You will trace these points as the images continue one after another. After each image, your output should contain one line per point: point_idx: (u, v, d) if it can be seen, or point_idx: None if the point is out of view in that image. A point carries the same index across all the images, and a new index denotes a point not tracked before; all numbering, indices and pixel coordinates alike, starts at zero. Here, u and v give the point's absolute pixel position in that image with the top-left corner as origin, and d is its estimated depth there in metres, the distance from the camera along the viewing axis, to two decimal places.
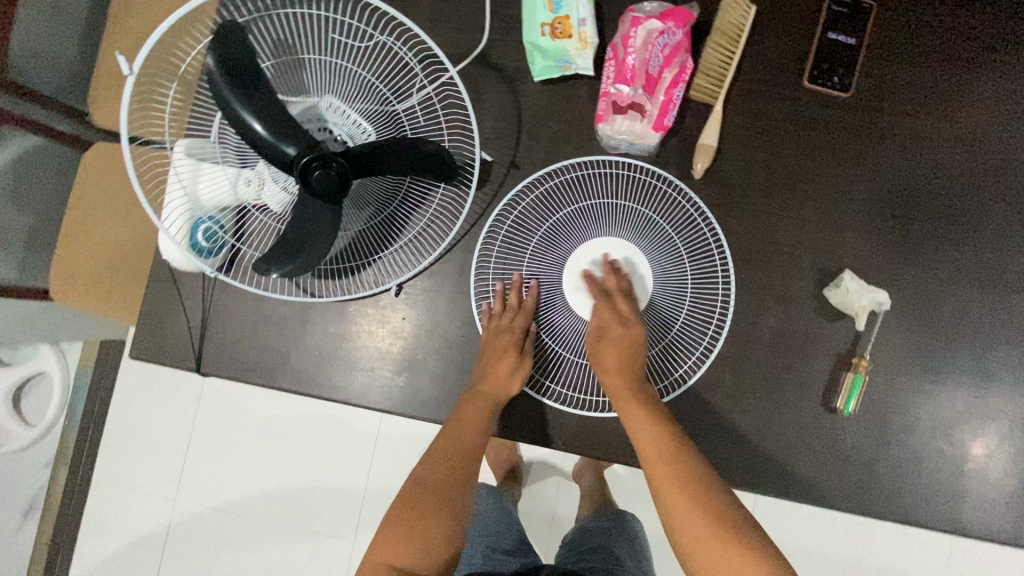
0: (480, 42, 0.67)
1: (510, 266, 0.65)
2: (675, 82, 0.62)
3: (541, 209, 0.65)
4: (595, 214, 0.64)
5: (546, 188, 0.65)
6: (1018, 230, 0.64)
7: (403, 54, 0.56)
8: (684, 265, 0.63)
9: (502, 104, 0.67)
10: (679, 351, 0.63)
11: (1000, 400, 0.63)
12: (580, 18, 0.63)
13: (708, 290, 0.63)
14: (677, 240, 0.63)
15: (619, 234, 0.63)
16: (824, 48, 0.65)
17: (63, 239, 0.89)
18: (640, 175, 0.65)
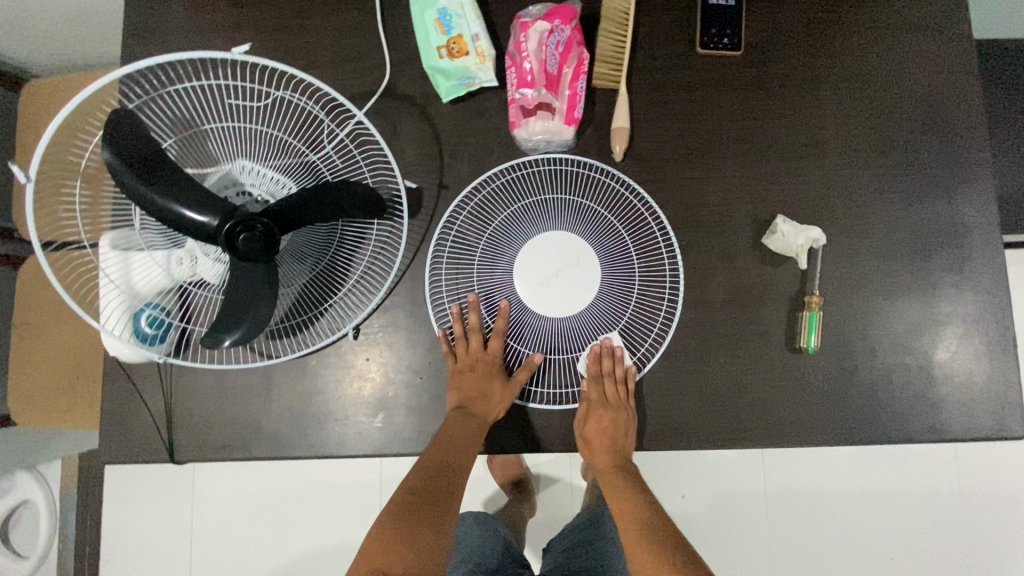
0: (384, 76, 0.69)
1: (461, 284, 0.66)
2: (576, 74, 0.64)
3: (478, 222, 0.66)
4: (532, 214, 0.65)
5: (477, 200, 0.66)
6: (924, 143, 0.68)
7: (305, 105, 0.57)
8: (625, 242, 0.64)
9: (419, 130, 0.68)
10: (641, 327, 0.65)
11: (950, 304, 0.66)
12: (472, 34, 0.65)
13: (654, 262, 0.65)
14: (615, 220, 0.65)
15: (558, 228, 0.64)
16: (708, 13, 0.68)
17: (15, 360, 0.87)
18: (566, 166, 0.67)
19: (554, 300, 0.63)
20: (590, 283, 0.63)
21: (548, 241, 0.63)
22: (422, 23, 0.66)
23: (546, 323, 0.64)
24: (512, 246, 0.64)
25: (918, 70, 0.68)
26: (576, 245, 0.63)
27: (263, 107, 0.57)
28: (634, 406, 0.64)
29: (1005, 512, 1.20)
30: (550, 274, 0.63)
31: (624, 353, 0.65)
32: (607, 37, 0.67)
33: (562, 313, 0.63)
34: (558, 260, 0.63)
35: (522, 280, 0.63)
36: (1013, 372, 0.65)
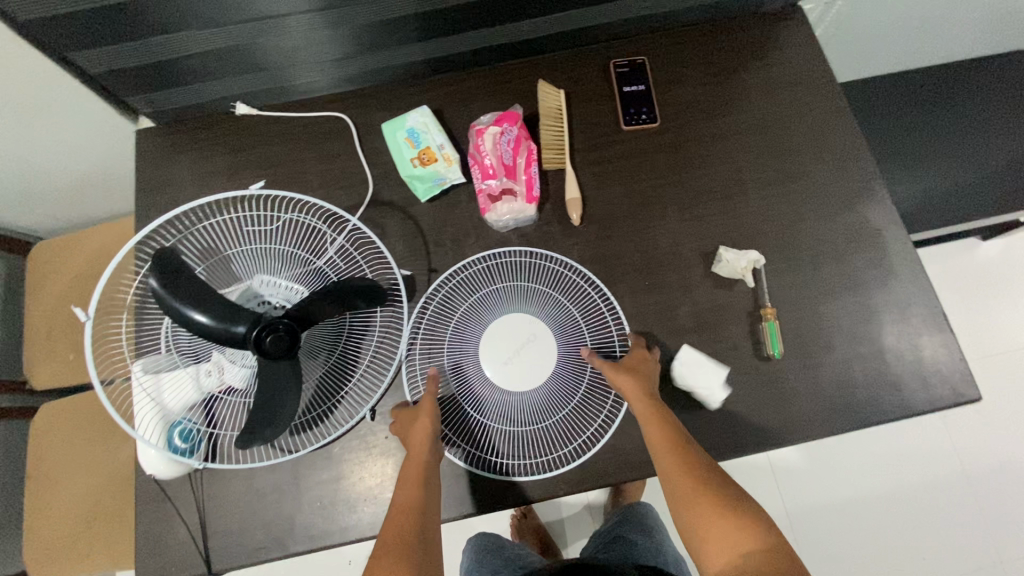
0: (369, 189, 0.81)
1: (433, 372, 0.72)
2: (528, 163, 0.78)
3: (444, 313, 0.73)
4: (489, 301, 0.73)
5: (441, 296, 0.74)
6: (822, 167, 0.82)
7: (310, 221, 0.67)
8: (569, 313, 0.74)
9: (404, 227, 0.79)
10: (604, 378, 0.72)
11: (883, 295, 0.76)
12: (438, 144, 0.79)
13: (601, 321, 0.74)
14: (561, 294, 0.75)
15: (513, 309, 0.72)
16: (625, 99, 0.84)
17: (66, 502, 0.89)
18: (512, 255, 0.77)
19: (515, 374, 0.70)
20: (550, 356, 0.71)
21: (509, 321, 0.72)
22: (395, 142, 0.79)
23: (514, 397, 0.70)
24: (471, 332, 0.72)
25: (802, 112, 0.84)
26: (529, 324, 0.72)
27: (272, 228, 0.67)
28: (636, 435, 0.71)
29: (1013, 489, 1.24)
30: (511, 349, 0.70)
31: (593, 411, 0.71)
32: (549, 130, 0.82)
33: (526, 386, 0.69)
34: (514, 338, 0.71)
35: (486, 356, 0.70)
36: (953, 343, 0.74)
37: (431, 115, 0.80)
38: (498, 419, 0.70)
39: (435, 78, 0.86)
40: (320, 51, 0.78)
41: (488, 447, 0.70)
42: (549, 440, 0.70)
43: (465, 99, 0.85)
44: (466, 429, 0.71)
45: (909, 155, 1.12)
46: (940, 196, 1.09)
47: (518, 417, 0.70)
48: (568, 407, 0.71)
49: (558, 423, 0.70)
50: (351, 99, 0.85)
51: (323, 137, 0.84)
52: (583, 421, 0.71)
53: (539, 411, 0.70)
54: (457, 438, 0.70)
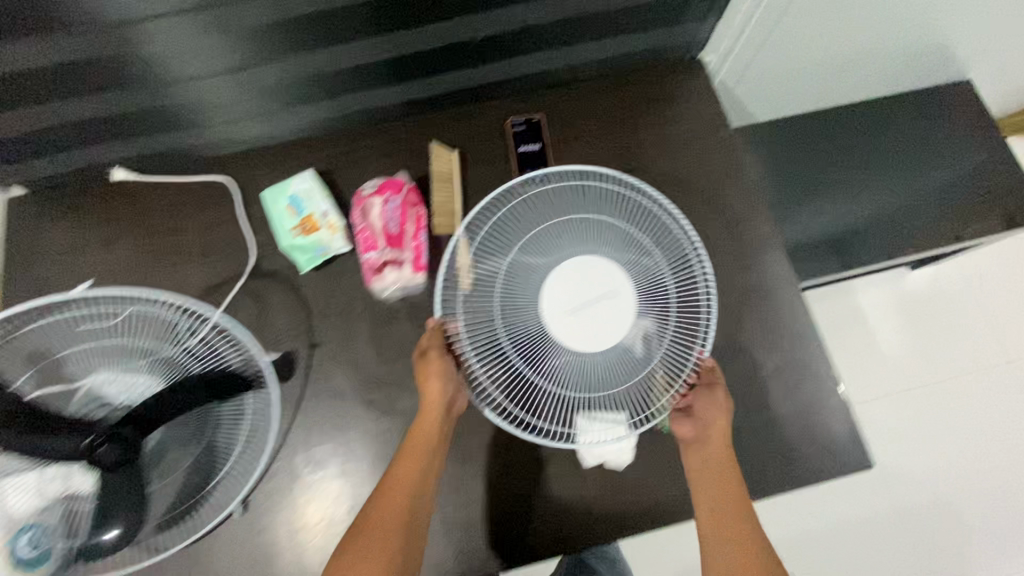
0: (250, 258, 0.78)
1: (484, 327, 0.65)
2: (416, 229, 0.75)
3: (523, 229, 0.68)
4: (556, 229, 0.67)
5: (512, 217, 0.68)
6: (717, 226, 0.80)
7: (154, 309, 0.62)
8: (681, 251, 0.66)
9: (287, 298, 0.76)
10: (683, 347, 0.65)
11: (776, 362, 0.75)
12: (322, 211, 0.76)
13: (686, 279, 0.66)
14: (634, 231, 0.67)
15: (589, 247, 0.67)
16: (520, 159, 0.82)
17: None
18: (572, 178, 0.69)
19: (613, 313, 0.64)
20: (626, 310, 0.64)
21: (581, 269, 0.66)
22: (275, 209, 0.75)
23: (590, 340, 0.64)
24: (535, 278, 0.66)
25: (700, 169, 0.83)
26: (608, 279, 0.65)
27: (110, 320, 0.61)
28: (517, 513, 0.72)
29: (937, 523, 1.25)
30: (580, 298, 0.65)
31: (671, 373, 0.65)
32: (439, 193, 0.79)
33: (579, 347, 0.64)
34: (593, 284, 0.65)
35: (548, 300, 0.65)
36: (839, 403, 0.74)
37: (316, 181, 0.77)
38: (562, 384, 0.65)
39: (324, 138, 0.83)
40: (196, 115, 0.75)
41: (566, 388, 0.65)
42: (603, 410, 0.64)
43: (355, 161, 0.82)
44: (521, 391, 0.66)
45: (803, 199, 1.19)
46: (821, 240, 1.19)
47: (575, 381, 0.65)
48: (645, 369, 0.64)
49: (627, 390, 0.64)
50: (235, 160, 0.82)
51: (203, 203, 0.80)
52: (670, 373, 0.65)
53: (610, 376, 0.64)
54: (511, 403, 0.65)
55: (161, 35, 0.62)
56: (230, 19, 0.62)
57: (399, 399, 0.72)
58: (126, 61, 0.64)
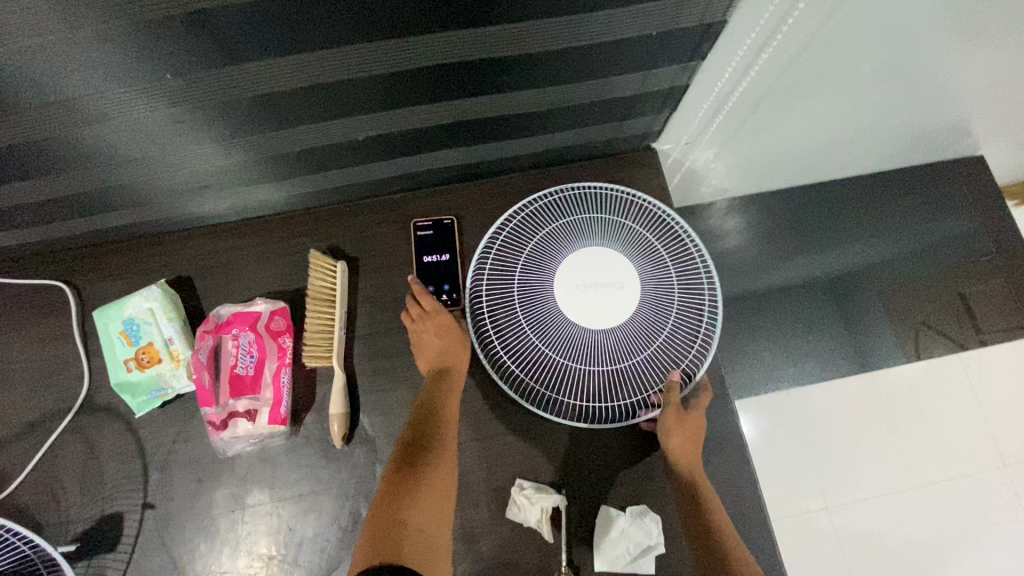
0: (83, 387, 0.64)
1: (501, 304, 0.64)
2: (278, 370, 0.61)
3: (517, 242, 0.65)
4: (559, 241, 0.64)
5: (510, 228, 0.66)
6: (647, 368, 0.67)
7: None
8: (686, 244, 0.65)
9: (120, 445, 0.62)
10: (677, 352, 0.62)
11: None
12: (166, 338, 0.62)
13: (688, 265, 0.64)
14: (658, 245, 0.65)
15: (588, 242, 0.64)
16: (422, 272, 0.69)
17: None
18: (562, 193, 0.68)
19: (621, 305, 0.62)
20: (632, 298, 0.62)
21: (597, 256, 0.63)
22: (108, 336, 0.63)
23: (593, 332, 0.61)
24: (551, 263, 0.63)
25: None
26: (623, 270, 0.63)
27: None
28: None
29: None
30: (588, 284, 0.62)
31: (680, 353, 0.63)
32: (316, 317, 0.64)
33: (605, 323, 0.61)
34: (607, 274, 0.63)
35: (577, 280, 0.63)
36: None
37: (160, 298, 0.63)
38: (569, 357, 0.61)
39: (189, 236, 0.69)
40: (9, 221, 0.60)
41: (538, 380, 0.62)
42: (617, 386, 0.61)
43: (223, 266, 0.68)
44: (542, 368, 0.62)
45: (763, 261, 1.13)
46: (778, 311, 1.11)
47: (593, 355, 0.61)
48: (659, 341, 0.62)
49: (657, 348, 0.62)
50: (78, 262, 0.68)
51: (35, 313, 0.66)
52: (657, 372, 0.62)
53: (626, 347, 0.61)
54: (531, 379, 0.62)
55: None
56: (15, 139, 0.48)
57: None
58: None
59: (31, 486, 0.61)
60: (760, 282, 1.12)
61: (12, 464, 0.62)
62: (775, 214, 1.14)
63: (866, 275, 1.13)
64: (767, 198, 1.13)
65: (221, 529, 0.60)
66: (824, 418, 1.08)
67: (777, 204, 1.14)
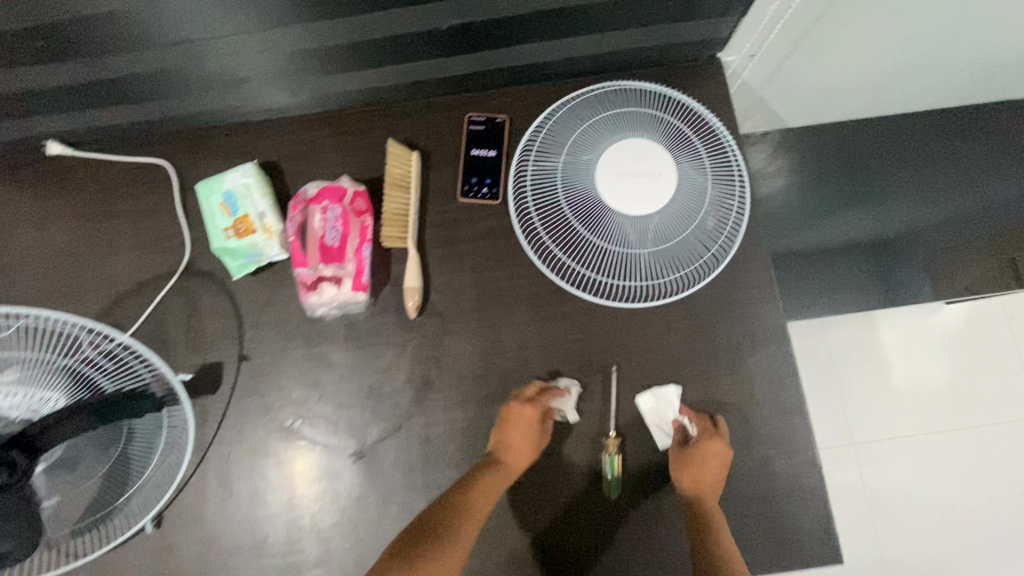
0: (184, 253, 0.71)
1: (544, 192, 0.69)
2: (360, 243, 0.67)
3: (558, 134, 0.69)
4: (598, 133, 0.69)
5: (554, 119, 0.70)
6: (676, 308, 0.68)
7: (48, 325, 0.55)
8: (721, 136, 0.69)
9: (219, 305, 0.70)
10: (709, 236, 0.67)
11: (751, 432, 0.65)
12: (259, 212, 0.68)
13: (719, 151, 0.69)
14: (696, 138, 0.69)
15: (627, 135, 0.68)
16: (470, 164, 0.72)
17: None
18: (603, 87, 0.71)
19: (660, 192, 0.65)
20: (671, 185, 0.66)
21: (634, 147, 0.67)
22: (209, 206, 0.69)
23: (632, 220, 0.66)
24: (592, 150, 0.68)
25: None
26: (663, 159, 0.66)
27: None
28: None
29: None
30: (627, 173, 0.66)
31: (711, 238, 0.67)
32: (392, 202, 0.70)
33: (644, 211, 0.65)
34: (647, 164, 0.66)
35: (618, 170, 0.66)
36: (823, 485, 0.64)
37: (255, 175, 0.69)
38: (609, 241, 0.67)
39: (273, 124, 0.74)
40: (123, 91, 0.65)
41: (578, 263, 0.68)
42: (655, 266, 0.67)
43: (306, 153, 0.73)
44: (582, 251, 0.68)
45: (824, 206, 1.08)
46: (857, 261, 1.06)
47: (631, 240, 0.66)
48: (693, 227, 0.66)
49: (691, 233, 0.67)
50: (176, 143, 0.74)
51: (140, 186, 0.73)
52: (690, 255, 0.67)
53: (664, 234, 0.66)
54: (572, 261, 0.68)
55: (57, 18, 0.53)
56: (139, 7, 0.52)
57: (326, 430, 0.66)
58: (26, 38, 0.54)
59: (143, 335, 0.70)
60: (840, 232, 1.07)
61: (126, 316, 0.71)
62: (833, 158, 1.10)
63: (934, 218, 1.08)
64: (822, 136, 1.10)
65: (307, 380, 0.67)
66: (858, 351, 1.11)
67: (836, 145, 1.10)
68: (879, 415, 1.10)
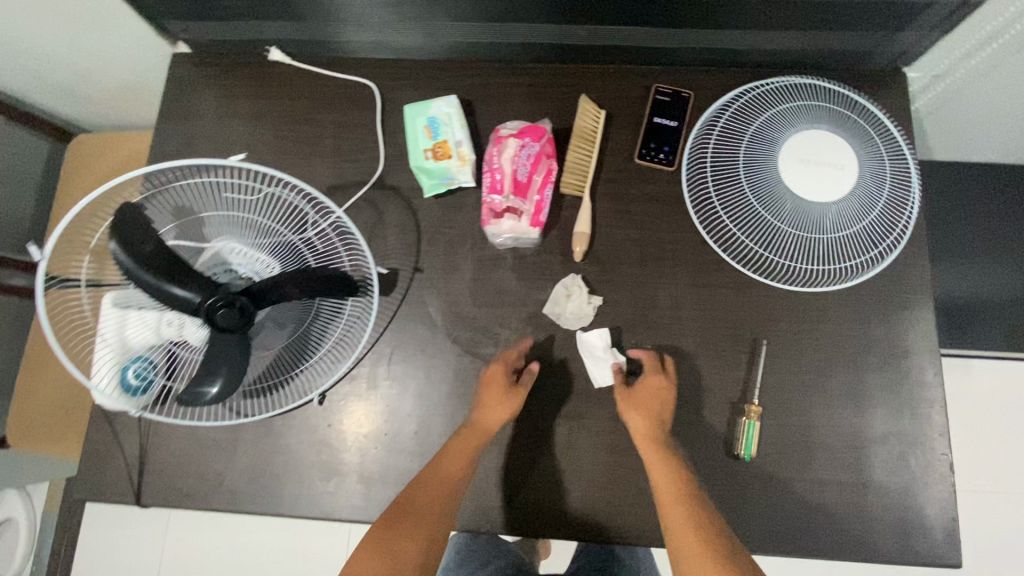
0: (377, 168, 0.78)
1: (724, 164, 0.72)
2: (544, 183, 0.72)
3: (744, 115, 0.74)
4: (785, 120, 0.72)
5: (740, 102, 0.74)
6: (830, 298, 0.71)
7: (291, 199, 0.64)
8: (900, 143, 0.72)
9: (402, 219, 0.76)
10: (876, 235, 0.70)
11: (887, 426, 0.68)
12: (457, 141, 0.74)
13: (898, 156, 0.71)
14: (878, 140, 0.72)
15: (813, 126, 0.71)
16: (651, 130, 0.76)
17: (26, 374, 1.01)
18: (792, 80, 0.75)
19: (840, 182, 0.69)
20: (850, 178, 0.69)
21: (818, 137, 0.70)
22: (413, 128, 0.75)
23: (809, 204, 0.69)
24: (776, 136, 0.71)
25: None
26: (846, 154, 0.70)
27: (252, 197, 0.64)
28: (572, 492, 0.68)
29: None
30: (810, 161, 0.69)
31: (877, 237, 0.70)
32: (576, 151, 0.75)
33: (823, 198, 0.68)
34: (830, 155, 0.69)
35: (801, 155, 0.70)
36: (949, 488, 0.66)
37: (458, 107, 0.75)
38: (781, 220, 0.70)
39: (471, 65, 0.80)
40: (360, 11, 0.72)
41: (746, 235, 0.71)
42: (820, 252, 0.70)
43: (499, 97, 0.79)
44: (749, 225, 0.71)
45: (974, 247, 0.98)
46: (995, 318, 0.97)
47: (803, 223, 0.69)
48: (863, 222, 0.69)
49: (861, 228, 0.70)
50: (382, 69, 0.81)
51: (345, 101, 0.80)
52: (855, 248, 0.70)
53: (837, 223, 0.69)
54: (740, 233, 0.71)
55: None
56: None
57: (485, 347, 0.72)
58: None
59: None
60: (982, 281, 0.97)
61: None
62: (995, 203, 1.00)
63: None
64: (981, 178, 1.00)
65: (474, 300, 0.73)
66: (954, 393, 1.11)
67: (999, 191, 1.00)
68: (964, 467, 1.09)
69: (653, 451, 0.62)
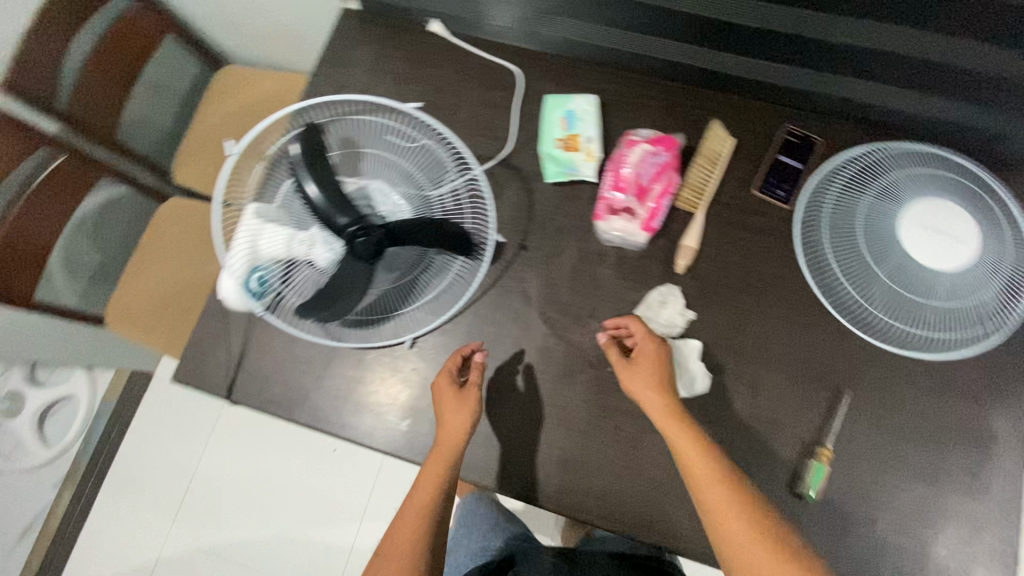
0: (506, 147, 0.82)
1: (843, 211, 0.73)
2: (663, 192, 0.75)
3: (873, 169, 0.74)
4: (915, 183, 0.72)
5: (872, 156, 0.75)
6: (923, 365, 0.71)
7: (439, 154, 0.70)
8: None
9: (519, 198, 0.80)
10: (990, 314, 0.68)
11: (958, 503, 0.67)
12: (587, 137, 0.80)
13: None
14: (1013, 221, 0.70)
15: (943, 195, 0.71)
16: (775, 166, 0.78)
17: (139, 268, 1.10)
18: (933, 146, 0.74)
19: (957, 255, 0.69)
20: (971, 252, 0.68)
21: (943, 207, 0.71)
22: (550, 118, 0.82)
23: (922, 268, 0.69)
24: (902, 195, 0.72)
25: None
26: (970, 230, 0.69)
27: (407, 145, 0.71)
28: (629, 490, 0.69)
29: None
30: (932, 228, 0.70)
31: (991, 317, 0.68)
32: (697, 171, 0.78)
33: (936, 266, 0.69)
34: (952, 228, 0.70)
35: (923, 220, 0.70)
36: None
37: (596, 107, 0.82)
38: (890, 277, 0.70)
39: (613, 72, 0.84)
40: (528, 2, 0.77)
41: (850, 283, 0.72)
42: (923, 317, 0.70)
43: (633, 105, 0.82)
44: (857, 274, 0.72)
45: None
46: None
47: (912, 286, 0.69)
48: (979, 298, 0.68)
49: (974, 304, 0.68)
50: (529, 59, 0.86)
51: (488, 81, 0.86)
52: (962, 322, 0.69)
53: (947, 293, 0.69)
54: (845, 280, 0.72)
55: None
56: None
57: (572, 333, 0.75)
58: None
59: None
60: None
61: None
62: None
63: None
64: None
65: (571, 287, 0.76)
66: None
67: None
68: None
69: (708, 459, 0.62)
